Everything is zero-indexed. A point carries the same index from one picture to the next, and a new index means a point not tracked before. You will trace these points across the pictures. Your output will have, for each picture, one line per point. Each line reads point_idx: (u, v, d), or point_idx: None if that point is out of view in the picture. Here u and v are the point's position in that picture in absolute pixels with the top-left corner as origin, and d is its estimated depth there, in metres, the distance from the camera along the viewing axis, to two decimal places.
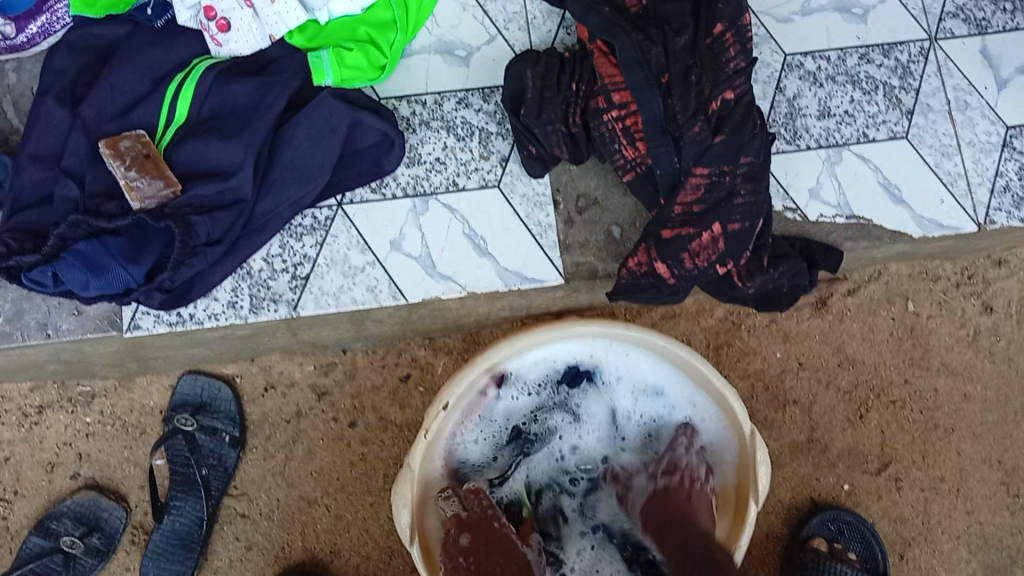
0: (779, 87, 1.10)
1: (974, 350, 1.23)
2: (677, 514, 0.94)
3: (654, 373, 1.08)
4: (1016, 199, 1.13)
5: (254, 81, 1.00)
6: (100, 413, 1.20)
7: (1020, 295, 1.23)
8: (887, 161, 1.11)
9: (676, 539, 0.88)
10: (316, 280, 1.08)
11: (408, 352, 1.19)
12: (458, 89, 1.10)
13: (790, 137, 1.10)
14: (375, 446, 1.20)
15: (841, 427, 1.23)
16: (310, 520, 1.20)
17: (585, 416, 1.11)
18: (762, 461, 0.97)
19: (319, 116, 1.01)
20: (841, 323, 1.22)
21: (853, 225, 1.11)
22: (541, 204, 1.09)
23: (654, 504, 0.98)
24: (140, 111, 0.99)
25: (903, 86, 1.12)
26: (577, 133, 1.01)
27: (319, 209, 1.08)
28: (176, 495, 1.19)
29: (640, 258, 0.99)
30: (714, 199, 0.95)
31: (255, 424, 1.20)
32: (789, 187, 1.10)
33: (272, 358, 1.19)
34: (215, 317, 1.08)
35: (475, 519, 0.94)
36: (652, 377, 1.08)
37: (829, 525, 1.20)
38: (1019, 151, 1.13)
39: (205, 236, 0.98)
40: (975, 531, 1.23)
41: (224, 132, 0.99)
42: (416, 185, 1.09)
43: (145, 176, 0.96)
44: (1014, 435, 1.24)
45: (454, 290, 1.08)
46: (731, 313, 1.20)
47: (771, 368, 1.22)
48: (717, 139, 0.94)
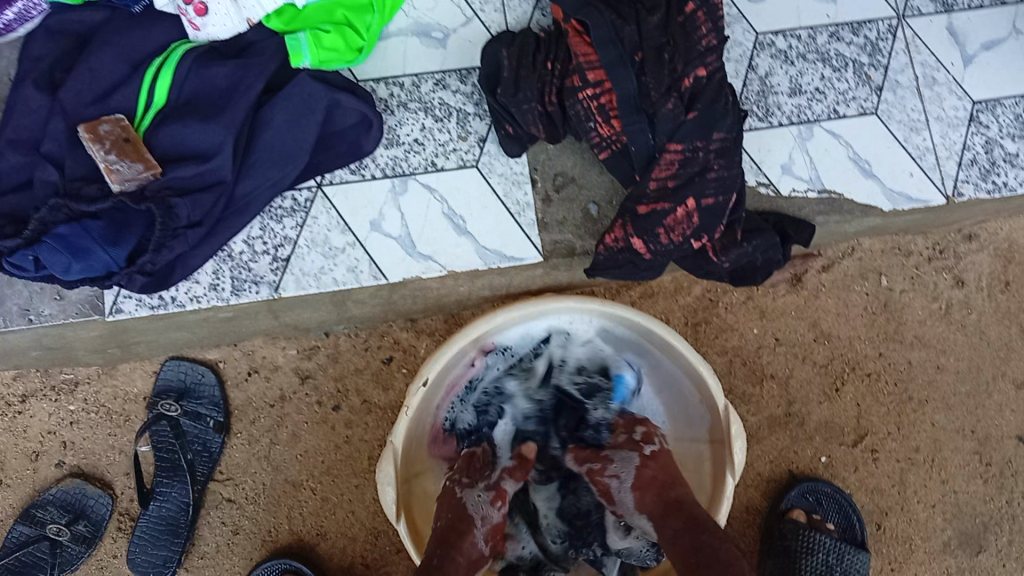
0: (750, 65, 1.12)
1: (946, 323, 1.26)
2: (674, 490, 0.88)
3: (631, 345, 1.09)
4: (982, 171, 1.16)
5: (233, 63, 1.01)
6: (85, 401, 1.20)
7: (991, 268, 1.26)
8: (857, 137, 1.14)
9: (681, 522, 0.83)
10: (297, 261, 1.09)
11: (390, 335, 1.20)
12: (435, 71, 1.11)
13: (762, 114, 1.12)
14: (359, 429, 1.21)
15: (817, 400, 1.25)
16: (296, 503, 1.21)
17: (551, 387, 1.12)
18: (737, 436, 0.99)
19: (297, 96, 1.02)
20: (817, 299, 1.24)
21: (825, 199, 1.13)
22: (519, 182, 1.11)
23: (645, 481, 0.89)
24: (119, 96, 0.99)
25: (872, 63, 1.14)
26: (554, 112, 1.03)
27: (298, 191, 1.09)
28: (162, 481, 1.20)
29: (617, 234, 1.01)
30: (688, 173, 0.97)
31: (240, 409, 1.21)
32: (762, 163, 1.12)
33: (255, 343, 1.20)
34: (198, 299, 1.08)
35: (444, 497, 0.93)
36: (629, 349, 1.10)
37: (807, 497, 1.23)
38: (985, 125, 1.16)
39: (186, 218, 0.99)
40: (949, 500, 1.26)
41: (203, 115, 1.00)
42: (395, 166, 1.10)
43: (125, 159, 0.96)
44: (985, 405, 1.27)
45: (434, 269, 1.10)
46: (708, 290, 1.22)
47: (748, 345, 1.24)
48: (689, 115, 0.96)
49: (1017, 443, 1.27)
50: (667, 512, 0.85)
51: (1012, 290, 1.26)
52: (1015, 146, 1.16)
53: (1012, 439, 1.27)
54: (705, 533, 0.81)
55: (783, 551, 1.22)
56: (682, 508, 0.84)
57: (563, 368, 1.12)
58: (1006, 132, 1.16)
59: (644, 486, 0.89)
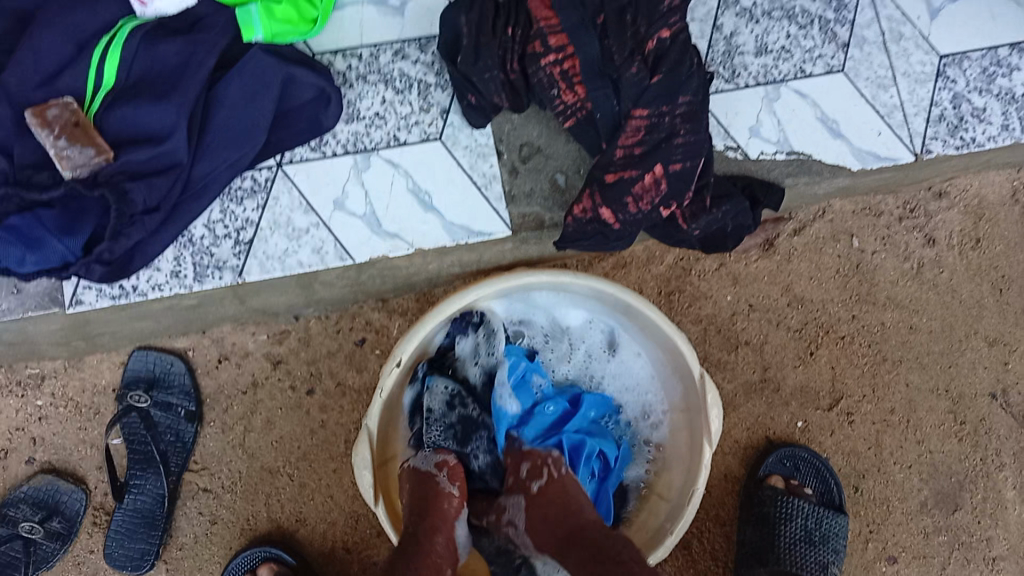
0: (715, 25, 1.11)
1: (918, 283, 1.26)
2: (568, 519, 0.84)
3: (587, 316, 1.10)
4: (949, 127, 1.14)
5: (184, 39, 0.98)
6: (52, 395, 1.18)
7: (961, 226, 1.26)
8: (824, 96, 1.13)
9: (580, 553, 0.79)
10: (260, 244, 1.06)
11: (362, 317, 1.19)
12: (394, 41, 1.08)
13: (728, 75, 1.11)
14: (334, 413, 1.19)
15: (792, 364, 1.25)
16: (274, 491, 1.19)
17: (448, 412, 1.02)
18: (713, 403, 0.99)
19: (251, 73, 0.99)
20: (789, 264, 1.24)
21: (794, 160, 1.12)
22: (485, 154, 1.09)
23: (539, 524, 0.86)
24: (67, 79, 0.96)
25: (838, 19, 1.13)
26: (516, 80, 1.01)
27: (258, 171, 1.07)
28: (135, 473, 1.18)
29: (585, 205, 1.00)
30: (655, 139, 0.95)
31: (212, 398, 1.19)
32: (729, 126, 1.11)
33: (224, 330, 1.18)
34: (160, 288, 1.06)
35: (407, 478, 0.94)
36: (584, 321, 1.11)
37: (785, 463, 1.23)
38: (952, 80, 1.15)
39: (142, 204, 0.96)
40: (925, 459, 1.27)
41: (154, 94, 0.97)
42: (357, 142, 1.08)
43: (77, 144, 0.92)
44: (959, 363, 1.27)
45: (401, 248, 1.07)
46: (681, 259, 1.21)
47: (722, 312, 1.23)
48: (654, 79, 0.94)
49: (990, 400, 1.28)
50: (564, 548, 0.81)
51: (982, 247, 1.26)
52: (982, 100, 1.15)
53: (986, 396, 1.27)
54: (603, 561, 0.76)
55: (760, 517, 1.22)
56: (580, 541, 0.80)
57: (429, 420, 1.00)
58: (974, 87, 1.15)
59: (537, 524, 0.86)
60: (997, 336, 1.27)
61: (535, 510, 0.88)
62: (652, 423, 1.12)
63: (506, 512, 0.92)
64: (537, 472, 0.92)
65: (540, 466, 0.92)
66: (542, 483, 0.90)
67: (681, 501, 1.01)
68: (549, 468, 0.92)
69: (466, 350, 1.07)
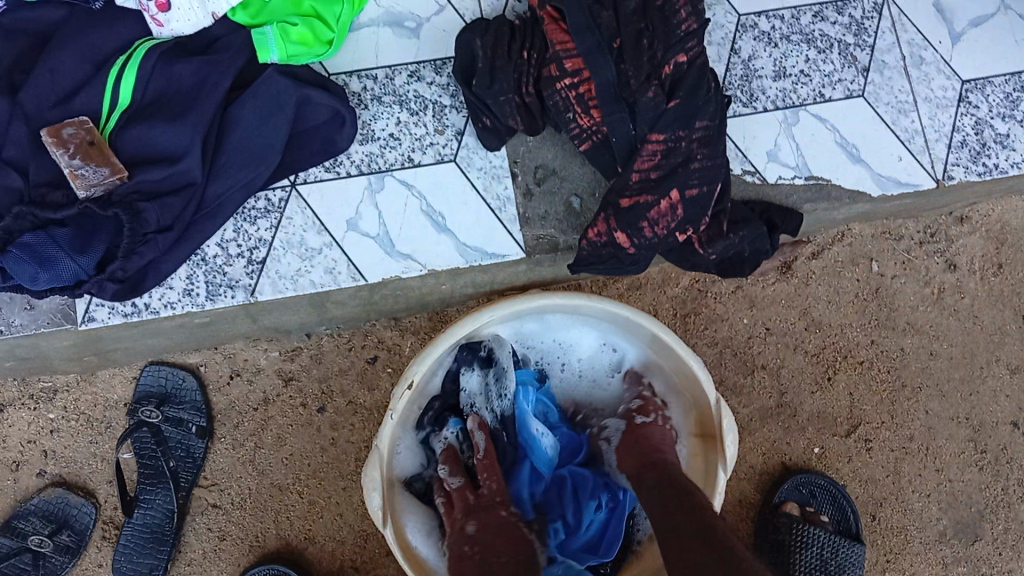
0: (733, 48, 1.09)
1: (939, 308, 1.24)
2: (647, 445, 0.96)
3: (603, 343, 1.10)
4: (972, 153, 1.13)
5: (199, 60, 0.98)
6: (64, 409, 1.18)
7: (983, 251, 1.24)
8: (844, 120, 1.11)
9: (658, 478, 0.87)
10: (273, 264, 1.06)
11: (374, 334, 1.18)
12: (409, 62, 1.08)
13: (745, 99, 1.09)
14: (345, 430, 1.19)
15: (809, 389, 1.23)
16: (284, 508, 1.19)
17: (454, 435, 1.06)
18: (728, 430, 0.97)
19: (266, 93, 0.99)
20: (807, 287, 1.22)
21: (812, 186, 1.10)
22: (499, 176, 1.08)
23: (627, 441, 0.98)
24: (83, 98, 0.96)
25: (858, 43, 1.11)
26: (531, 103, 1.00)
27: (272, 190, 1.06)
28: (145, 488, 1.18)
29: (600, 228, 0.98)
30: (671, 164, 0.94)
31: (223, 414, 1.19)
32: (747, 151, 1.09)
33: (236, 346, 1.18)
34: (172, 306, 1.05)
35: (522, 539, 0.90)
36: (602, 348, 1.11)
37: (801, 489, 1.21)
38: (974, 106, 1.13)
39: (155, 223, 0.97)
40: (944, 488, 1.24)
41: (169, 115, 0.97)
42: (371, 162, 1.07)
43: (90, 163, 0.93)
44: (980, 391, 1.25)
45: (414, 269, 1.07)
46: (696, 281, 1.20)
47: (738, 335, 1.22)
48: (671, 104, 0.93)
49: (1012, 429, 1.26)
50: (645, 471, 0.91)
51: (1005, 272, 1.24)
52: (1005, 126, 1.14)
53: (1007, 425, 1.25)
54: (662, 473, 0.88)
55: (774, 544, 1.20)
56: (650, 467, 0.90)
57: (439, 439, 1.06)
58: (996, 112, 1.14)
59: (627, 442, 0.99)
60: (1019, 364, 1.25)
61: (630, 436, 0.99)
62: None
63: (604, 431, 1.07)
64: (647, 411, 1.03)
65: (650, 407, 1.03)
66: (647, 420, 1.01)
67: None
68: (659, 414, 1.02)
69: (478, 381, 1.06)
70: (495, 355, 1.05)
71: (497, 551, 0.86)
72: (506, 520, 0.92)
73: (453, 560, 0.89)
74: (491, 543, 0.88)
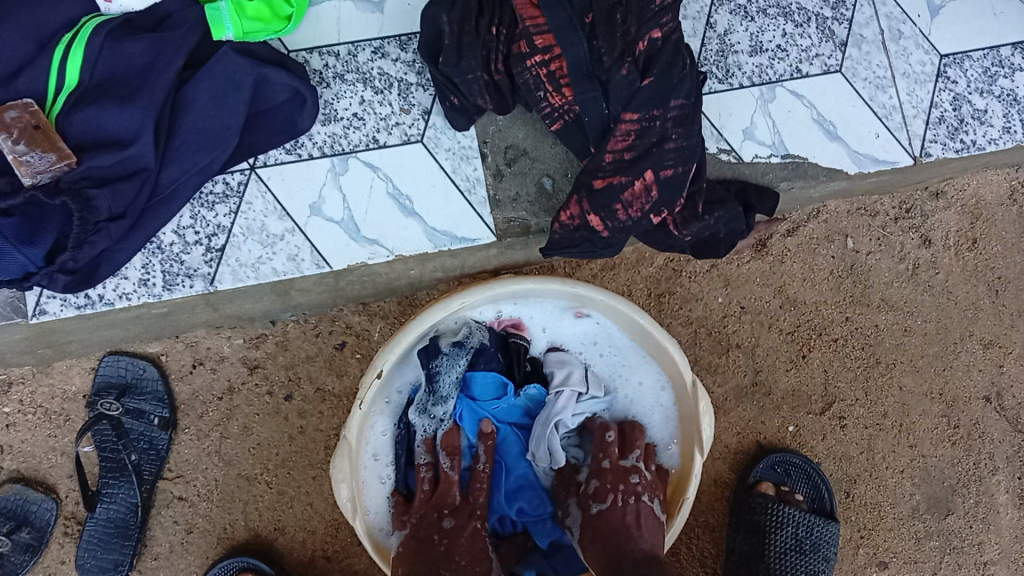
0: (708, 22, 1.06)
1: (913, 284, 1.23)
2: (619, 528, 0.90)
3: (581, 329, 1.08)
4: (950, 129, 1.11)
5: (150, 36, 0.93)
6: (20, 402, 1.13)
7: (958, 225, 1.23)
8: (821, 97, 1.08)
9: (598, 558, 0.89)
10: (232, 251, 1.02)
11: (342, 319, 1.14)
12: (372, 37, 1.03)
13: (721, 76, 1.06)
14: (314, 418, 1.16)
15: (784, 367, 1.22)
16: (252, 498, 1.16)
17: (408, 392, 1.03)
18: (705, 412, 0.99)
19: (221, 75, 0.95)
20: (782, 265, 1.20)
21: (788, 164, 1.08)
22: (468, 157, 1.04)
23: (598, 534, 0.91)
24: (25, 78, 0.91)
25: (836, 17, 1.09)
26: (500, 81, 0.96)
27: (230, 174, 1.02)
28: (107, 483, 1.13)
29: (572, 211, 0.95)
30: (645, 144, 0.91)
31: (186, 404, 1.15)
32: (722, 129, 1.06)
33: (198, 334, 1.13)
34: (127, 297, 1.01)
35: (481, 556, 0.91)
36: (579, 333, 1.08)
37: (776, 468, 1.20)
38: (953, 81, 1.11)
39: (106, 211, 0.92)
40: (917, 464, 1.25)
41: (118, 97, 0.92)
42: (334, 143, 1.03)
43: (36, 149, 0.88)
44: (953, 366, 1.25)
45: (381, 255, 1.03)
46: (670, 260, 1.18)
47: (713, 314, 1.20)
48: (646, 81, 0.90)
49: (985, 404, 1.26)
50: (597, 551, 0.90)
51: (979, 247, 1.23)
52: (983, 101, 1.12)
53: (980, 400, 1.25)
54: (610, 545, 0.89)
55: (749, 524, 1.18)
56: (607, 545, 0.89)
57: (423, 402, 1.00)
58: (975, 87, 1.12)
59: (586, 537, 0.93)
60: (991, 339, 1.25)
61: (587, 534, 0.93)
62: (661, 439, 1.07)
63: (568, 517, 1.00)
64: (601, 496, 0.95)
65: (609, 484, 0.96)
66: (604, 509, 0.94)
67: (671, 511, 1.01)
68: (616, 495, 0.94)
69: (443, 389, 0.99)
70: (437, 382, 0.99)
71: (463, 550, 0.90)
72: (484, 535, 0.95)
73: (414, 537, 0.94)
74: (460, 542, 0.91)
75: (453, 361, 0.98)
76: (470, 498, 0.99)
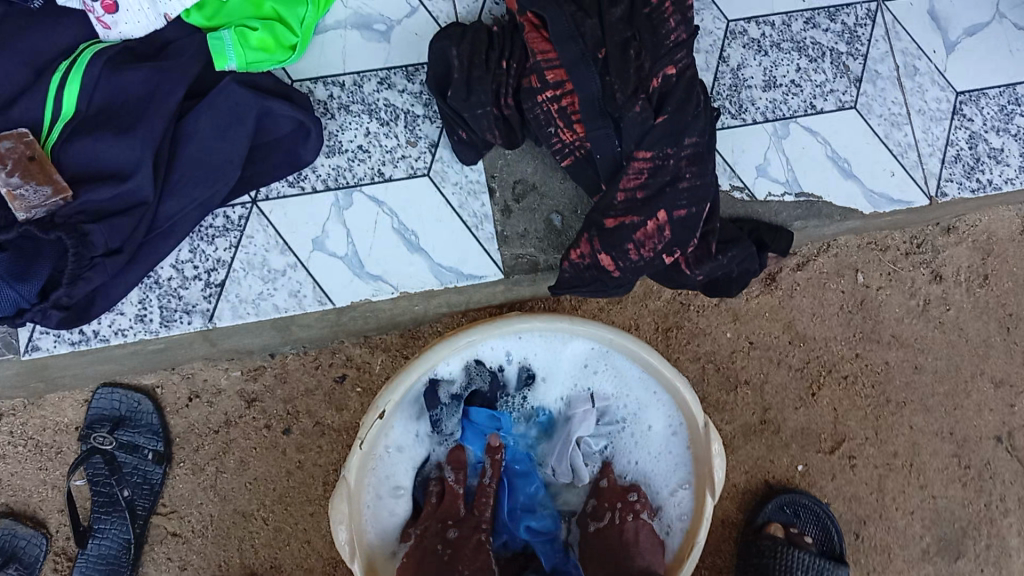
0: (721, 56, 1.04)
1: (924, 320, 1.21)
2: (619, 546, 0.95)
3: (575, 359, 1.04)
4: (966, 168, 1.10)
5: (149, 67, 0.91)
6: (10, 434, 1.05)
7: (969, 261, 1.21)
8: (835, 134, 1.07)
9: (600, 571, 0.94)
10: (232, 286, 1.00)
11: (343, 352, 1.07)
12: (379, 68, 1.01)
13: (734, 111, 1.05)
14: (312, 453, 1.08)
15: (793, 406, 1.20)
16: (248, 535, 1.08)
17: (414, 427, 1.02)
18: (717, 454, 0.96)
19: (222, 107, 0.92)
20: (791, 299, 1.18)
21: (802, 203, 1.06)
22: (476, 192, 1.03)
23: (597, 551, 0.97)
24: (20, 107, 0.88)
25: (851, 51, 1.07)
26: (510, 115, 0.94)
27: (231, 207, 1.00)
28: (99, 517, 1.07)
29: (582, 250, 0.93)
30: (659, 183, 0.89)
31: (181, 437, 1.07)
32: (735, 165, 1.05)
33: (194, 366, 1.06)
34: (124, 333, 0.99)
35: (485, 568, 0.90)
36: (572, 364, 1.04)
37: (785, 509, 1.18)
38: (969, 119, 1.10)
39: (103, 246, 0.89)
40: (928, 505, 1.22)
41: (118, 127, 0.89)
42: (338, 177, 1.01)
43: (31, 182, 0.85)
44: (964, 406, 1.23)
45: (385, 291, 1.01)
46: (678, 294, 1.15)
47: (721, 350, 1.17)
48: (659, 119, 0.87)
49: (995, 443, 1.23)
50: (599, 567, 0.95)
51: (990, 283, 1.22)
52: (999, 140, 1.11)
53: (991, 439, 1.23)
54: (611, 560, 0.94)
55: (756, 568, 1.15)
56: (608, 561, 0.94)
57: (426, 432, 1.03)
58: (991, 126, 1.11)
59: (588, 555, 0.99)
60: (1003, 377, 1.23)
61: (589, 552, 0.99)
62: (669, 482, 1.04)
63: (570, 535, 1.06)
64: (600, 515, 1.00)
65: (606, 503, 1.01)
66: (600, 528, 0.99)
67: (683, 552, 0.99)
68: (614, 513, 0.99)
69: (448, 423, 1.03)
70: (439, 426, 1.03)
71: (467, 561, 0.90)
72: (488, 548, 0.94)
73: (417, 551, 0.93)
74: (463, 552, 0.91)
75: (452, 411, 1.02)
76: (475, 511, 0.99)
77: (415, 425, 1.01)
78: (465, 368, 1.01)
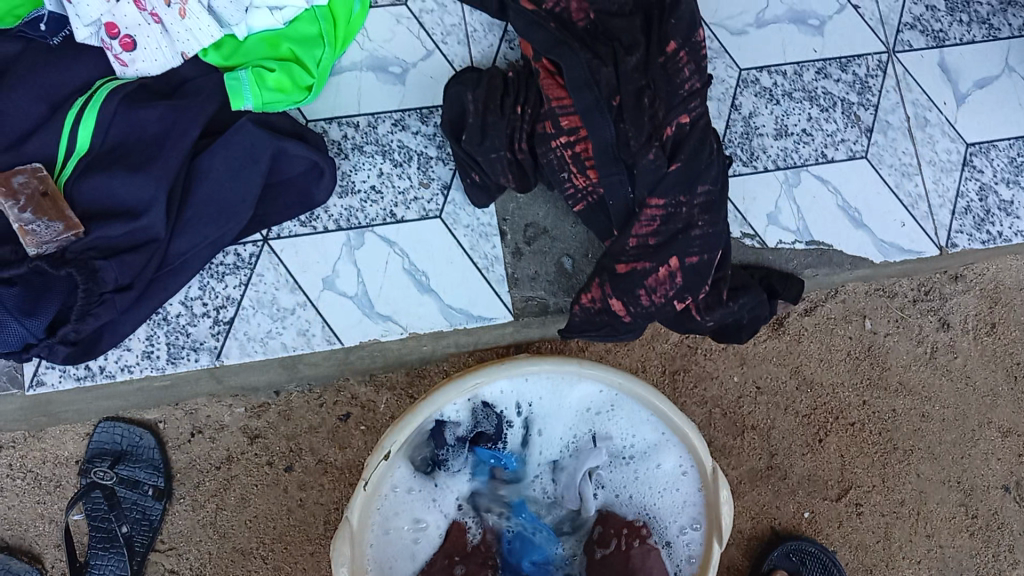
0: (733, 104, 1.06)
1: (932, 368, 1.21)
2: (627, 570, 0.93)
3: (581, 400, 1.03)
4: (976, 220, 1.11)
5: (165, 105, 0.91)
6: (8, 466, 1.03)
7: (977, 309, 1.21)
8: (847, 183, 1.08)
9: None
10: (241, 324, 0.99)
11: (347, 390, 1.05)
12: (393, 110, 1.02)
13: (746, 158, 1.06)
14: (314, 491, 1.06)
15: (800, 452, 1.19)
16: (247, 573, 1.05)
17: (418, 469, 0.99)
18: (725, 499, 0.96)
19: (239, 146, 0.92)
20: (799, 344, 1.17)
21: (812, 251, 1.07)
22: (487, 234, 1.03)
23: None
24: (36, 142, 0.89)
25: (862, 102, 1.09)
26: (524, 159, 0.94)
27: (242, 245, 1.00)
28: (96, 553, 1.04)
29: (593, 294, 0.94)
30: (671, 230, 0.89)
31: (183, 472, 1.05)
32: (746, 213, 1.06)
33: (198, 403, 1.04)
34: (130, 369, 0.99)
35: None
36: (578, 405, 1.03)
37: (791, 557, 1.16)
38: (979, 170, 1.12)
39: (113, 282, 0.88)
40: (934, 554, 1.21)
41: (131, 164, 0.89)
42: (350, 217, 1.01)
43: (43, 218, 0.85)
44: (971, 454, 1.22)
45: (394, 331, 1.01)
46: (686, 337, 1.14)
47: (728, 394, 1.17)
48: (672, 167, 0.88)
49: (1003, 493, 1.23)
50: None
51: (998, 332, 1.22)
52: (1010, 192, 1.12)
53: (998, 489, 1.22)
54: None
55: None
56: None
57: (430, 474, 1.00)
58: (1001, 178, 1.12)
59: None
60: (1011, 426, 1.22)
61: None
62: (677, 521, 1.01)
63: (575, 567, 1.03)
64: (605, 541, 0.98)
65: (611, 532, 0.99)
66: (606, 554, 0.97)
67: None
68: (619, 539, 0.97)
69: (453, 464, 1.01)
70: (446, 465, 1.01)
71: None
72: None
73: None
74: None
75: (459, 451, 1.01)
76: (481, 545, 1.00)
77: (418, 468, 0.99)
78: (472, 412, 1.01)
